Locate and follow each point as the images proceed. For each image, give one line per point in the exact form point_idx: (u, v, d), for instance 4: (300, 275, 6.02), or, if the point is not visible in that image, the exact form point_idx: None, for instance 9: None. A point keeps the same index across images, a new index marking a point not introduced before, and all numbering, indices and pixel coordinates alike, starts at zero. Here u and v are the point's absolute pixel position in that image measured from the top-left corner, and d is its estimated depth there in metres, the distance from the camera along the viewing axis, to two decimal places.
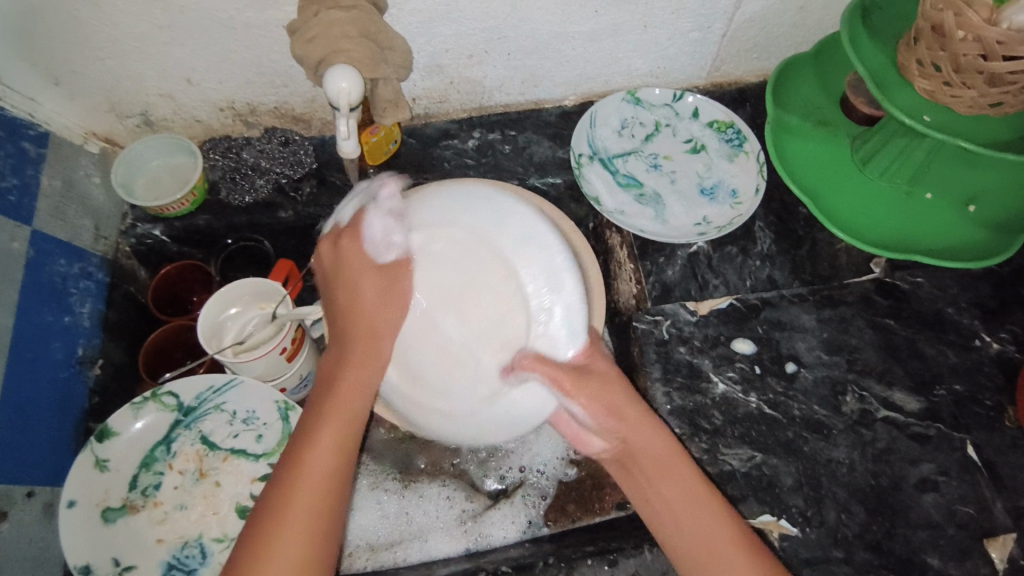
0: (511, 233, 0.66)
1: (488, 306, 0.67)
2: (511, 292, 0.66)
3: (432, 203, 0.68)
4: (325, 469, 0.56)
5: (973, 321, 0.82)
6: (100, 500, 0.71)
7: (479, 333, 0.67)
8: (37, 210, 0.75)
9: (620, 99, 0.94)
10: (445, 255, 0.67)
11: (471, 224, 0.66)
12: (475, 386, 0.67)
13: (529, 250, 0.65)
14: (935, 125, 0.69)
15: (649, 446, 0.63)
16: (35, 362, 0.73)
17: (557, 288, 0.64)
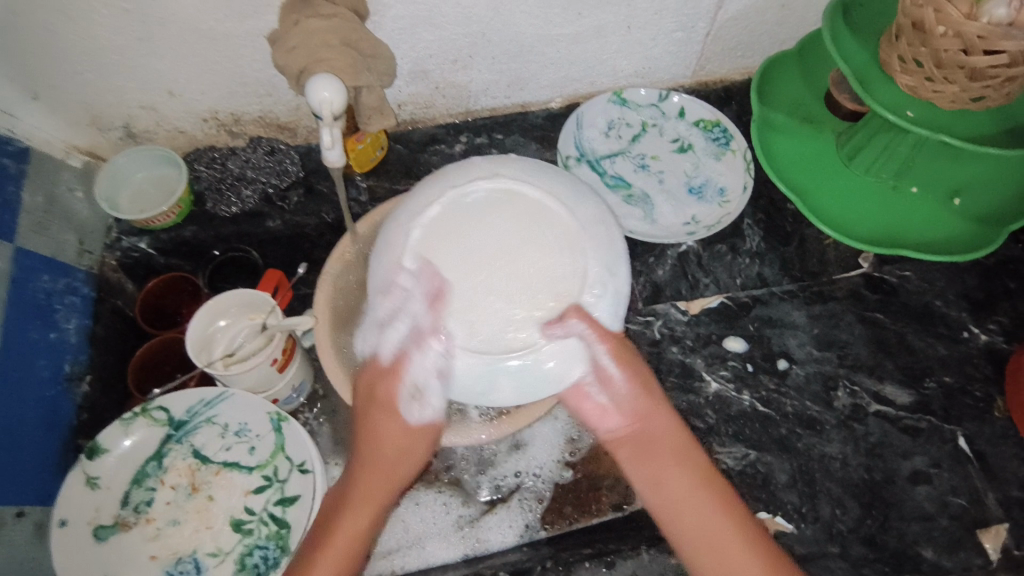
0: (582, 210, 0.62)
1: (537, 263, 0.59)
2: (571, 257, 0.60)
3: (510, 160, 0.63)
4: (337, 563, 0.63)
5: (961, 313, 0.83)
6: (91, 518, 0.70)
7: (516, 287, 0.58)
8: (20, 226, 0.74)
9: (605, 100, 0.94)
10: (508, 205, 0.61)
11: (548, 185, 0.62)
12: (498, 338, 0.58)
13: (598, 227, 0.61)
14: (918, 121, 0.70)
15: (662, 436, 0.66)
16: (20, 380, 0.72)
17: (615, 268, 0.61)
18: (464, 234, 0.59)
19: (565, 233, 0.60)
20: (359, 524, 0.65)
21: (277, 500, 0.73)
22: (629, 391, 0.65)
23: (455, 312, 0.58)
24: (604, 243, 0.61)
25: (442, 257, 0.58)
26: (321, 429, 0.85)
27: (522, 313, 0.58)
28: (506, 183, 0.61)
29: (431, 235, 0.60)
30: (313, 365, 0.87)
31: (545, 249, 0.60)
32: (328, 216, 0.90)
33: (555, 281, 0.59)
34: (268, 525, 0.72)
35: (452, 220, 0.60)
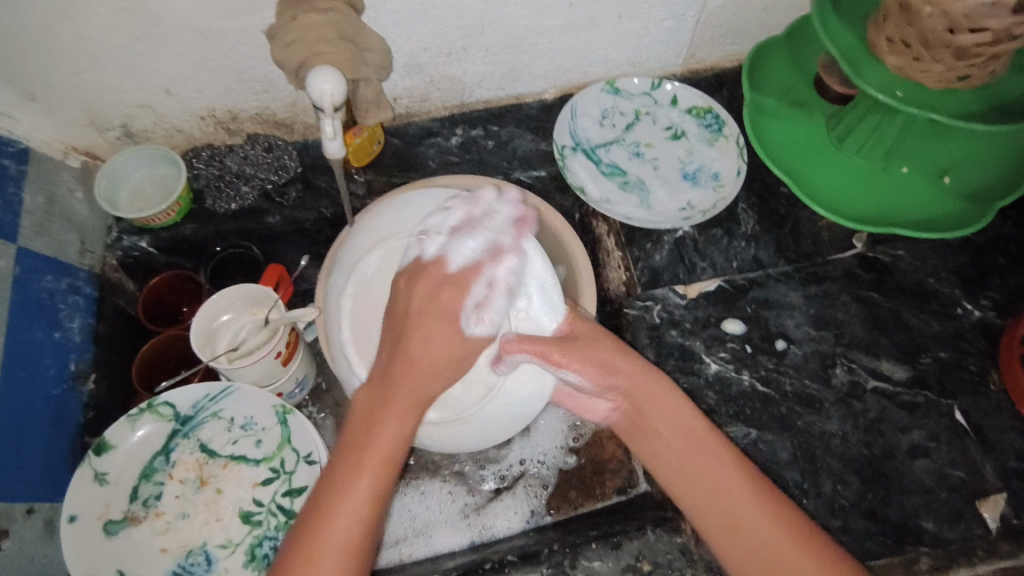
0: (476, 221, 0.65)
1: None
2: (485, 274, 0.63)
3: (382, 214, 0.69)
4: (378, 475, 0.55)
5: (954, 290, 0.84)
6: (101, 513, 0.70)
7: None
8: (22, 227, 0.75)
9: (599, 89, 0.95)
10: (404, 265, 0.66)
11: (436, 222, 0.66)
12: (465, 382, 0.65)
13: (502, 227, 0.63)
14: (908, 101, 0.70)
15: (650, 395, 0.65)
16: (27, 378, 0.72)
17: (527, 264, 0.64)
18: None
19: (473, 256, 0.63)
20: (391, 441, 0.56)
21: (285, 492, 0.74)
22: (597, 386, 0.67)
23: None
24: (510, 248, 0.63)
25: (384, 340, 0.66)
26: (325, 421, 0.85)
27: (472, 358, 0.64)
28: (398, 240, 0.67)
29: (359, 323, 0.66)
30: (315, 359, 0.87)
31: None
32: (326, 211, 0.91)
33: (495, 304, 0.64)
34: (278, 515, 0.73)
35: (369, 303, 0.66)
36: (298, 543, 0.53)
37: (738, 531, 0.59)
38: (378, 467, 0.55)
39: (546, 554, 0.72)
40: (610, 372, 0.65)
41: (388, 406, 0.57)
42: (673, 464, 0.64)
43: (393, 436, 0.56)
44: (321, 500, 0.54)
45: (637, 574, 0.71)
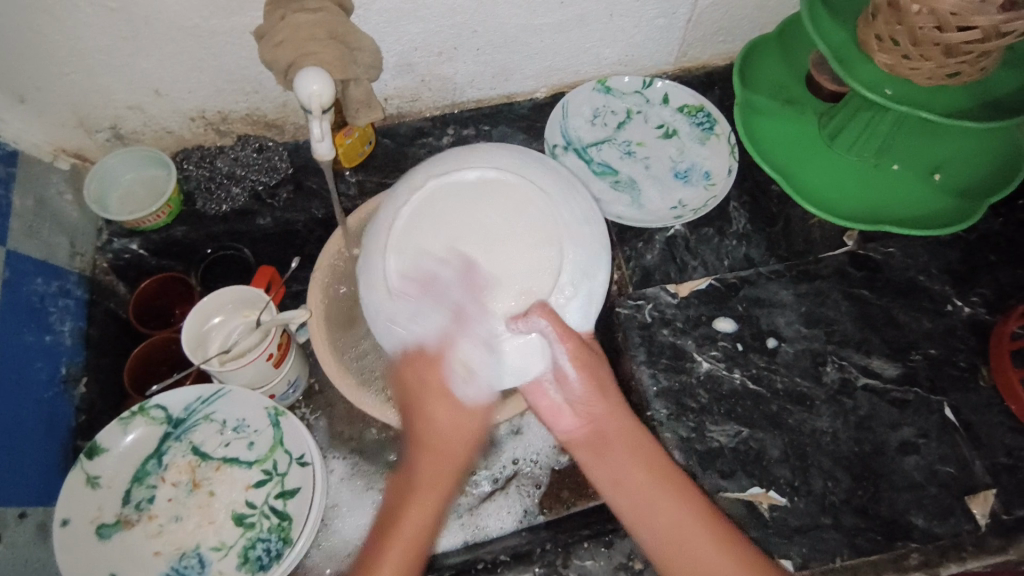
0: (567, 210, 0.65)
1: (514, 249, 0.62)
2: (547, 249, 0.63)
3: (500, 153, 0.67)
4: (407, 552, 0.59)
5: (944, 287, 0.84)
6: (93, 517, 0.70)
7: (485, 283, 0.61)
8: (11, 230, 0.74)
9: (590, 88, 0.95)
10: (488, 195, 0.64)
11: (545, 182, 0.65)
12: (465, 323, 0.62)
13: (586, 232, 0.65)
14: (897, 98, 0.71)
15: (615, 431, 0.65)
16: (17, 383, 0.72)
17: (594, 272, 0.65)
18: (449, 221, 0.63)
19: (547, 229, 0.63)
20: (421, 522, 0.60)
21: (278, 494, 0.74)
22: (583, 391, 0.65)
23: (433, 288, 0.62)
24: (585, 243, 0.64)
25: (424, 239, 0.63)
26: (317, 422, 0.86)
27: (490, 308, 0.62)
28: (502, 169, 0.65)
29: (416, 218, 0.64)
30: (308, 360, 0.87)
31: (517, 243, 0.62)
32: (317, 212, 0.91)
33: (538, 277, 0.62)
34: (270, 517, 0.73)
35: (436, 201, 0.64)
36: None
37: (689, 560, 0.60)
38: (409, 547, 0.59)
39: (539, 553, 0.72)
40: (595, 391, 0.65)
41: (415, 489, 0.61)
42: (623, 488, 0.64)
43: (421, 518, 0.60)
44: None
45: (629, 573, 0.70)
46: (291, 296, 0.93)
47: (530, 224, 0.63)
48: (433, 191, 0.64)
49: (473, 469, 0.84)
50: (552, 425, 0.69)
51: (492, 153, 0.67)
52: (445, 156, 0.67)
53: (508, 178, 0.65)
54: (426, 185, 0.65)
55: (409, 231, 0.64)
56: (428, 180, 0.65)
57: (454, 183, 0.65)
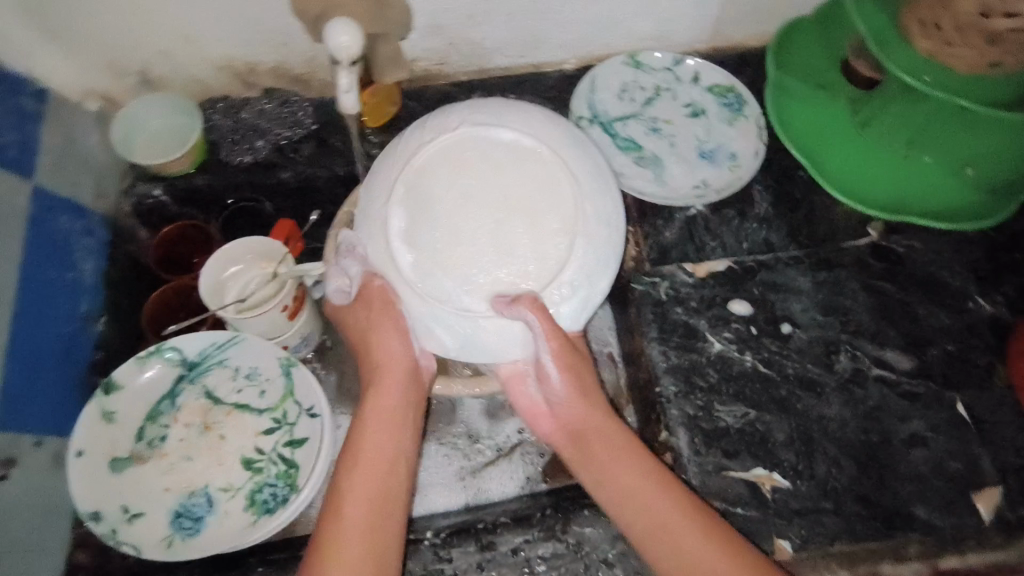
0: (592, 208, 0.61)
1: (527, 232, 0.60)
2: (559, 241, 0.60)
3: (544, 126, 0.62)
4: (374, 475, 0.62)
5: (966, 284, 0.83)
6: (107, 450, 0.72)
7: (489, 254, 0.59)
8: (39, 166, 0.75)
9: (620, 62, 0.95)
10: (516, 167, 0.60)
11: (583, 173, 0.61)
12: (457, 284, 0.59)
13: (605, 241, 0.61)
14: (934, 85, 0.69)
15: (594, 429, 0.67)
16: (40, 315, 0.73)
17: (598, 277, 0.61)
18: (471, 180, 0.60)
19: (567, 221, 0.60)
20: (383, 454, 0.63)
21: (287, 442, 0.75)
22: (565, 394, 0.67)
23: (435, 240, 0.59)
24: (600, 248, 0.61)
25: (438, 188, 0.60)
26: (328, 378, 0.87)
27: (486, 277, 0.59)
28: (543, 144, 0.61)
29: (435, 162, 0.61)
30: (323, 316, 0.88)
31: (532, 225, 0.60)
32: (339, 170, 0.91)
33: (543, 266, 0.60)
34: (278, 464, 0.74)
35: (461, 153, 0.61)
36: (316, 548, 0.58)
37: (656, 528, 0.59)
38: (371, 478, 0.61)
39: (539, 519, 0.74)
40: (576, 392, 0.67)
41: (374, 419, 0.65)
42: (601, 477, 0.65)
43: (384, 443, 0.64)
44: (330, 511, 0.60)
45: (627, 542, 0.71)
46: (309, 253, 0.94)
47: (552, 214, 0.60)
48: (463, 140, 0.61)
49: (476, 436, 0.84)
50: (536, 425, 0.72)
51: (538, 120, 0.62)
52: (484, 105, 0.63)
53: (546, 154, 0.61)
54: (457, 131, 0.61)
55: (426, 170, 0.61)
56: (461, 125, 0.62)
57: (487, 137, 0.61)
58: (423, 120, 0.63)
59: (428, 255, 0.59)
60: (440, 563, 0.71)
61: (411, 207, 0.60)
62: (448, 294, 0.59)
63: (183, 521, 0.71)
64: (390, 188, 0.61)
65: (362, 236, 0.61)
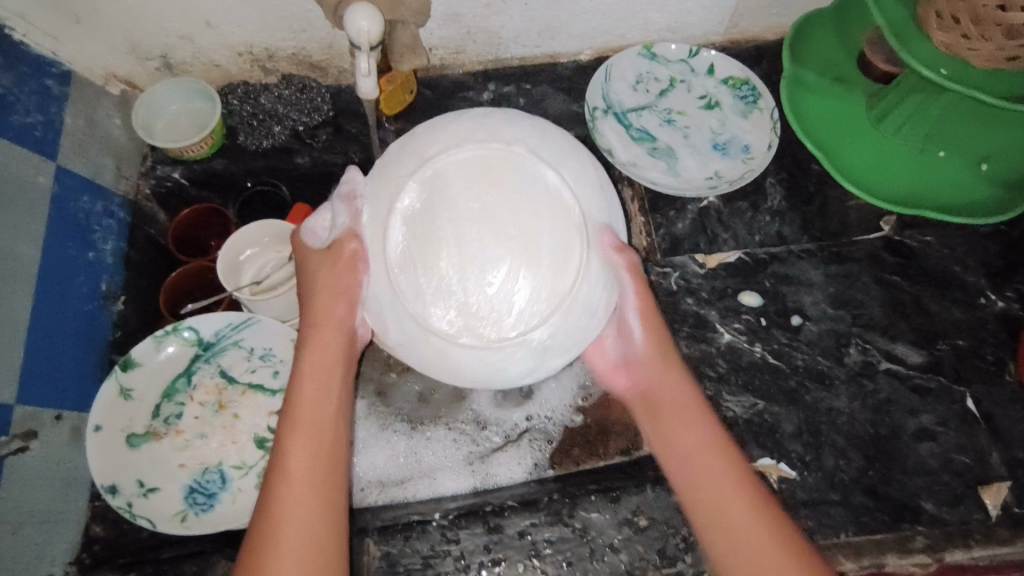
0: (584, 295, 0.57)
1: (521, 282, 0.56)
2: (541, 306, 0.56)
3: (588, 197, 0.58)
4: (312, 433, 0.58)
5: (979, 279, 0.83)
6: (124, 426, 0.73)
7: (468, 275, 0.55)
8: (62, 147, 0.77)
9: (635, 53, 0.95)
10: (541, 215, 0.56)
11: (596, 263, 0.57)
12: (428, 292, 0.56)
13: (586, 325, 0.58)
14: (951, 77, 0.69)
15: (667, 383, 0.65)
16: (62, 293, 0.75)
17: (556, 354, 0.57)
18: (495, 201, 0.56)
19: (554, 290, 0.56)
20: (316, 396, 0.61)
21: None
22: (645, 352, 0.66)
23: (435, 240, 0.55)
24: (573, 332, 0.57)
25: (463, 193, 0.56)
26: None
27: (448, 299, 0.56)
28: (578, 210, 0.57)
29: (475, 164, 0.56)
30: None
31: (520, 271, 0.56)
32: (355, 156, 0.92)
33: (515, 320, 0.56)
34: None
35: (502, 172, 0.56)
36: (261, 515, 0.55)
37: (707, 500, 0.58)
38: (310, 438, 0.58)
39: (546, 502, 0.74)
40: (654, 348, 0.66)
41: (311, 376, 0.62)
42: (662, 431, 0.64)
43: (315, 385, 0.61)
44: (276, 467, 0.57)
45: (632, 528, 0.72)
46: None
47: (553, 275, 0.56)
48: (512, 157, 0.57)
49: (482, 423, 0.81)
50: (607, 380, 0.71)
51: (587, 185, 0.58)
52: (551, 137, 0.59)
53: (574, 219, 0.57)
54: (512, 149, 0.57)
55: (464, 166, 0.56)
56: (521, 144, 0.57)
57: (534, 171, 0.56)
58: (490, 115, 0.59)
59: (420, 250, 0.56)
60: (447, 544, 0.72)
61: (430, 192, 0.56)
62: (421, 301, 0.56)
63: (196, 496, 0.72)
64: (423, 162, 0.57)
65: (372, 196, 0.58)
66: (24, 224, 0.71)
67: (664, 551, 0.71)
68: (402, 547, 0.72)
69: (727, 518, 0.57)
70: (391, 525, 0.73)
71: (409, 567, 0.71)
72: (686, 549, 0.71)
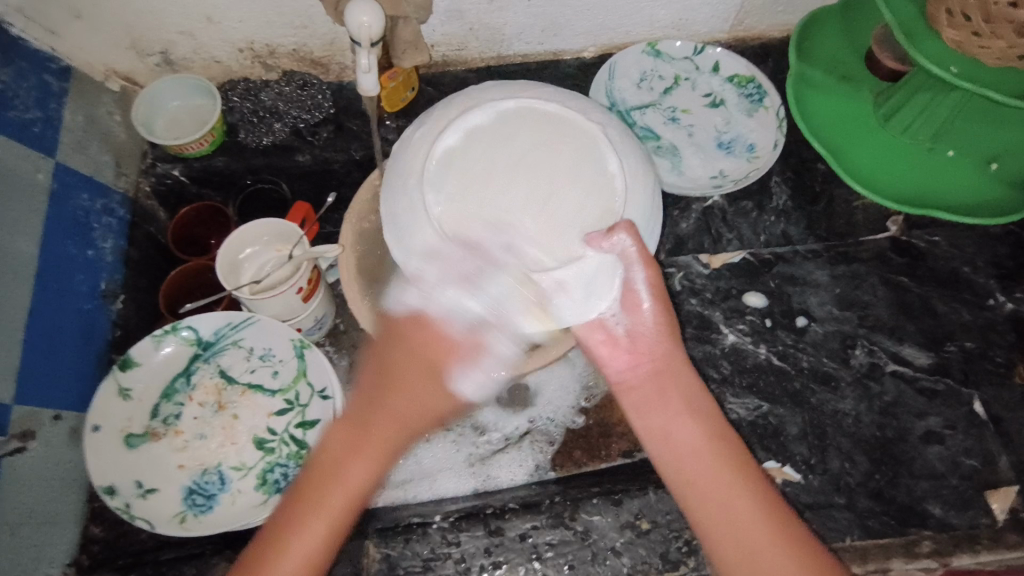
0: (589, 266, 0.55)
1: (536, 234, 0.55)
2: (547, 260, 0.55)
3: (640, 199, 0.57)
4: (349, 499, 0.59)
5: (988, 280, 0.82)
6: (123, 426, 0.73)
7: (493, 200, 0.55)
8: (61, 143, 0.76)
9: (640, 51, 0.94)
10: (583, 181, 0.56)
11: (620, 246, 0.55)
12: (444, 203, 0.56)
13: (578, 307, 0.57)
14: (962, 76, 0.69)
15: (671, 372, 0.62)
16: (60, 291, 0.74)
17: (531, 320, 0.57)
18: (545, 154, 0.56)
19: (564, 248, 0.55)
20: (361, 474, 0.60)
21: (298, 423, 0.75)
22: (651, 329, 0.61)
23: (477, 166, 0.56)
24: (561, 301, 0.56)
25: (529, 132, 0.57)
26: (340, 362, 0.86)
27: (455, 215, 0.55)
28: (621, 200, 0.56)
29: (547, 117, 0.57)
30: (336, 299, 0.87)
31: (539, 214, 0.55)
32: (356, 153, 0.91)
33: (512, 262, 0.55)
34: (290, 445, 0.75)
35: (568, 129, 0.57)
36: (268, 541, 0.57)
37: (726, 511, 0.56)
38: (344, 505, 0.59)
39: (548, 504, 0.73)
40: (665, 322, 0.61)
41: (370, 446, 0.61)
42: (676, 449, 0.60)
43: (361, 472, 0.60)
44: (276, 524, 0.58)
45: (635, 531, 0.71)
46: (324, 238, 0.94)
47: (572, 240, 0.55)
48: (588, 123, 0.57)
49: (480, 428, 0.79)
50: (604, 364, 0.63)
51: (641, 190, 0.57)
52: (630, 139, 0.59)
53: (613, 204, 0.56)
54: (591, 124, 0.57)
55: (541, 115, 0.57)
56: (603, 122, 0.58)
57: (599, 149, 0.57)
58: (584, 97, 0.61)
59: (467, 159, 0.56)
60: (448, 547, 0.71)
61: (500, 119, 0.57)
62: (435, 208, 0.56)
63: (196, 497, 0.72)
64: (509, 96, 0.59)
65: (446, 100, 0.60)
66: (23, 221, 0.70)
67: (666, 554, 0.70)
68: (402, 549, 0.71)
69: (735, 523, 0.56)
70: (391, 526, 0.72)
71: (410, 569, 0.70)
72: (689, 552, 0.70)
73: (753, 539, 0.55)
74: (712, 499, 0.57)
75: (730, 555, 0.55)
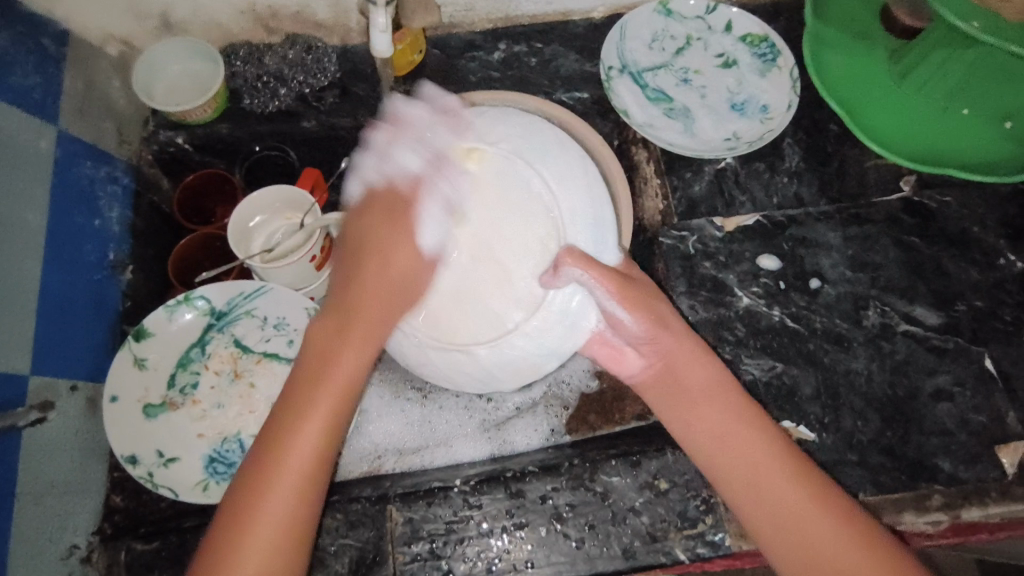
0: (558, 301, 0.61)
1: (496, 290, 0.60)
2: (518, 311, 0.61)
3: (574, 205, 0.62)
4: (333, 410, 0.56)
5: (998, 240, 0.82)
6: (140, 396, 0.73)
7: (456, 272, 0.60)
8: (62, 109, 0.74)
9: (651, 9, 0.92)
10: (517, 215, 0.61)
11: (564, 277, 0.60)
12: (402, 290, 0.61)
13: (566, 334, 0.62)
14: (985, 31, 0.67)
15: (685, 362, 0.62)
16: (69, 262, 0.73)
17: (530, 362, 0.63)
18: (480, 206, 0.61)
19: (530, 298, 0.60)
20: (353, 360, 0.57)
21: None
22: (643, 332, 0.62)
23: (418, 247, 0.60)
24: (549, 337, 0.62)
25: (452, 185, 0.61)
26: None
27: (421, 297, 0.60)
28: (559, 220, 0.61)
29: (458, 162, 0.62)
30: None
31: (499, 280, 0.60)
32: (362, 120, 0.89)
33: (488, 319, 0.61)
34: None
35: (485, 167, 0.62)
36: (265, 445, 0.55)
37: (756, 486, 0.58)
38: (337, 397, 0.56)
39: (566, 466, 0.73)
40: (655, 327, 0.62)
41: (350, 338, 0.58)
42: (714, 451, 0.60)
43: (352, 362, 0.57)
44: (267, 438, 0.56)
45: (654, 492, 0.72)
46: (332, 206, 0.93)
47: (531, 285, 0.60)
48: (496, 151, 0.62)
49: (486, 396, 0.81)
50: (617, 369, 0.67)
51: (571, 190, 0.62)
52: (540, 135, 0.65)
53: (555, 232, 0.61)
54: (496, 148, 0.62)
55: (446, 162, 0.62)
56: (508, 142, 0.63)
57: (516, 169, 0.62)
58: (482, 113, 0.66)
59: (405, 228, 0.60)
60: (469, 510, 0.72)
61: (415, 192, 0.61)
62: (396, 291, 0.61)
63: (217, 465, 0.71)
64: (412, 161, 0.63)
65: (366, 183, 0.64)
66: (28, 191, 0.68)
67: (684, 512, 0.71)
68: (425, 512, 0.72)
69: (772, 494, 0.57)
70: (412, 491, 0.73)
71: (432, 532, 0.71)
72: (707, 511, 0.71)
73: (793, 510, 0.56)
74: (765, 489, 0.57)
75: (775, 539, 0.57)
